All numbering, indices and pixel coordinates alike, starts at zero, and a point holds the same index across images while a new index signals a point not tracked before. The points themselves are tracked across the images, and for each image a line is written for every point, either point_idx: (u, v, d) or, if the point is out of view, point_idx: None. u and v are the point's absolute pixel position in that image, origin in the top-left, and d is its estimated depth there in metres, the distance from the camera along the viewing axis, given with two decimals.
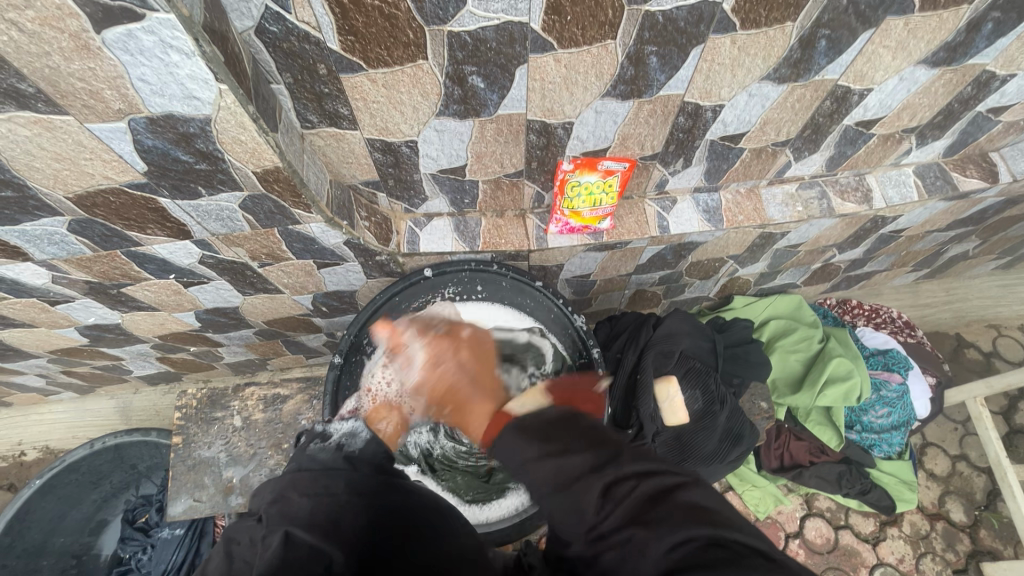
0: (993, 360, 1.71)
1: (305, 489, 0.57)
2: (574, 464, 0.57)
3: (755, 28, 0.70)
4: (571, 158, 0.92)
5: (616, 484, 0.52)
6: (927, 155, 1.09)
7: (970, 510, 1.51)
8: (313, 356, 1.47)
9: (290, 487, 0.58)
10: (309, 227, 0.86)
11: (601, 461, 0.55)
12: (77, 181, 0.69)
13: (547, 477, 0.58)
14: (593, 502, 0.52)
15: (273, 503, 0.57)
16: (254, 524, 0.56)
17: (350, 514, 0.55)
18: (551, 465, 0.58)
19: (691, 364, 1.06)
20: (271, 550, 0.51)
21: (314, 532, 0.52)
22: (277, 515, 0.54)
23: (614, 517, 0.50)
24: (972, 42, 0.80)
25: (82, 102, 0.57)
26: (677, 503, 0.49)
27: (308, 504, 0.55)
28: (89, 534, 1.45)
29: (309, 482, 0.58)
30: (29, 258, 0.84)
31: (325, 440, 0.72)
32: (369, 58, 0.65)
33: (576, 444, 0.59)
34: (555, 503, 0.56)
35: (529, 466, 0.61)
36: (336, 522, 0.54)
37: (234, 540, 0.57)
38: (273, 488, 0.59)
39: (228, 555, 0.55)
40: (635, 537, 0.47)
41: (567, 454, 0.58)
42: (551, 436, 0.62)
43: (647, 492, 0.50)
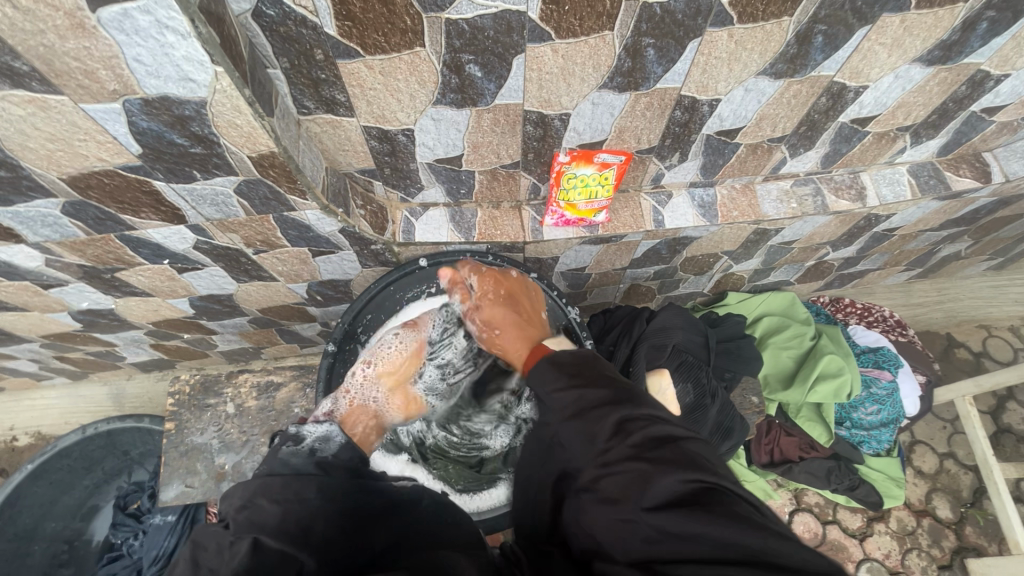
0: (982, 359, 1.72)
1: (275, 495, 0.58)
2: (593, 396, 0.61)
3: (752, 22, 0.71)
4: (568, 150, 0.92)
5: (628, 422, 0.57)
6: (922, 154, 1.10)
7: (956, 507, 1.53)
8: (307, 345, 1.47)
9: (259, 493, 0.58)
10: (304, 214, 0.86)
11: (620, 398, 0.60)
12: (71, 163, 0.69)
13: (565, 404, 0.62)
14: (605, 431, 0.57)
15: (243, 509, 0.57)
16: (222, 532, 0.55)
17: (319, 521, 0.57)
18: (572, 396, 0.62)
19: (683, 358, 1.06)
20: (238, 558, 0.51)
21: (283, 540, 0.54)
22: (245, 523, 0.55)
23: (624, 447, 0.55)
24: (967, 41, 0.80)
25: (76, 82, 0.57)
26: (682, 448, 0.54)
27: (278, 511, 0.56)
28: (82, 519, 1.44)
29: (281, 488, 0.59)
30: (22, 240, 0.84)
31: (298, 442, 0.69)
32: (366, 44, 0.65)
33: (599, 381, 0.63)
34: (570, 431, 0.60)
35: (548, 394, 0.65)
36: (305, 531, 0.56)
37: (201, 545, 0.55)
38: (241, 494, 0.58)
39: (193, 562, 0.53)
40: (643, 466, 0.53)
41: (587, 389, 0.62)
42: (577, 366, 0.66)
43: (656, 433, 0.56)
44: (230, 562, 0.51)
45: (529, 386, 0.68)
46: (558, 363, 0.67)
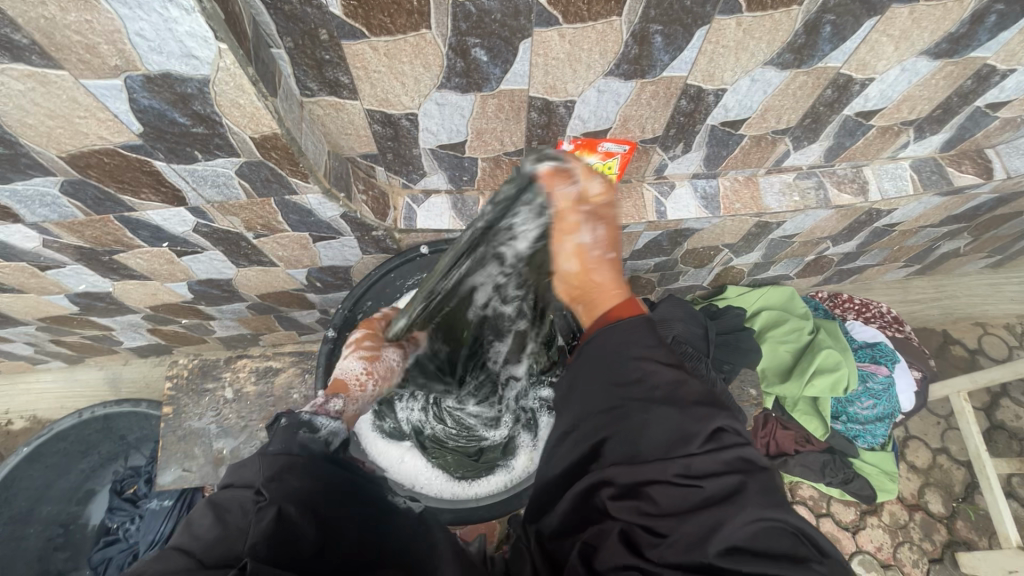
0: (977, 356, 1.73)
1: (301, 471, 0.56)
2: (693, 389, 0.60)
3: (761, 10, 0.70)
4: (571, 139, 0.93)
5: (723, 433, 0.57)
6: (924, 149, 1.10)
7: (948, 502, 1.55)
8: (305, 333, 1.47)
9: (287, 468, 0.55)
10: (305, 198, 0.86)
11: (719, 402, 0.59)
12: (70, 141, 0.68)
13: (661, 383, 0.61)
14: (702, 435, 0.56)
15: (270, 480, 0.53)
16: (248, 496, 0.53)
17: (324, 506, 0.56)
18: (671, 378, 0.61)
19: (683, 349, 1.04)
20: (267, 524, 0.50)
21: (302, 513, 0.52)
22: (278, 493, 0.52)
23: (717, 461, 0.55)
24: (975, 34, 0.80)
25: (77, 57, 0.56)
26: (774, 483, 0.55)
27: (303, 487, 0.55)
28: (77, 504, 1.43)
29: (305, 467, 0.57)
30: (19, 219, 0.83)
31: (314, 431, 0.63)
32: (371, 25, 0.65)
33: (697, 374, 0.63)
34: (660, 416, 0.59)
35: (642, 362, 0.63)
36: (315, 510, 0.55)
37: (223, 506, 0.52)
38: (267, 465, 0.55)
39: (216, 518, 0.51)
40: (738, 487, 0.53)
41: (687, 376, 0.61)
42: (674, 348, 0.65)
43: (750, 457, 0.55)
44: (259, 525, 0.49)
45: (615, 343, 0.66)
46: (657, 334, 0.67)
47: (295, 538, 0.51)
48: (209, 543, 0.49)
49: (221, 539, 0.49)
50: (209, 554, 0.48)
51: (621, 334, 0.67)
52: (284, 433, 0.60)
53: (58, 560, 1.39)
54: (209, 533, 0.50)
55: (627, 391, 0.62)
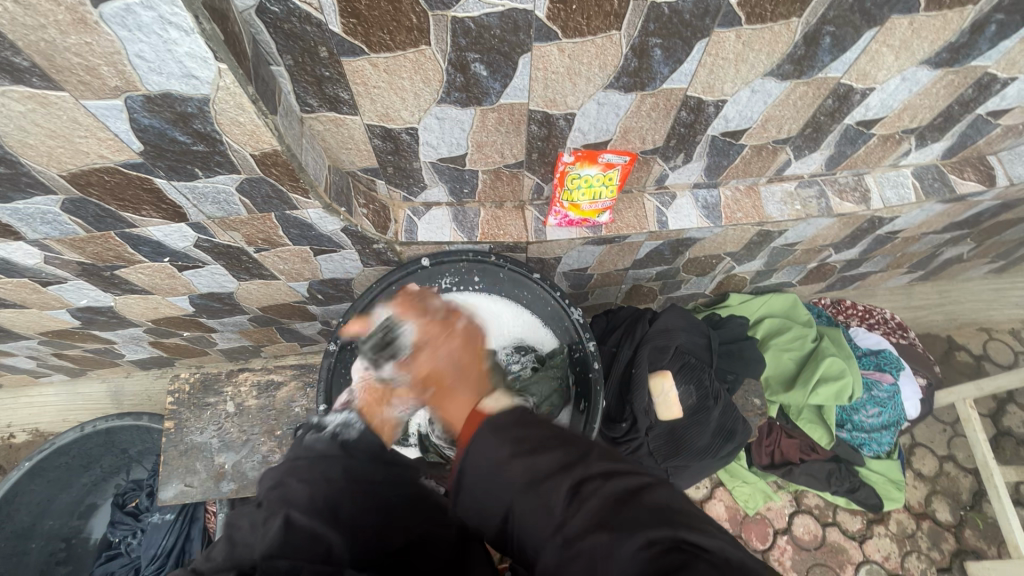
0: (983, 362, 1.72)
1: (304, 476, 0.59)
2: (544, 463, 0.54)
3: (760, 23, 0.70)
4: (572, 150, 0.92)
5: (585, 485, 0.51)
6: (926, 156, 1.10)
7: (955, 510, 1.53)
8: (307, 344, 1.46)
9: (289, 474, 0.59)
10: (306, 213, 0.86)
11: (570, 460, 0.54)
12: (71, 160, 0.68)
13: (512, 472, 0.54)
14: (562, 501, 0.51)
15: (274, 489, 0.58)
16: (255, 511, 0.56)
17: (346, 502, 0.57)
18: (527, 443, 0.56)
19: (686, 360, 1.06)
20: (272, 534, 0.52)
21: (313, 517, 0.54)
22: (278, 500, 0.56)
23: (583, 519, 0.49)
24: (975, 44, 0.80)
25: (78, 78, 0.56)
26: (646, 507, 0.48)
27: (307, 489, 0.57)
28: (79, 517, 1.44)
29: (308, 470, 0.60)
30: (20, 237, 0.83)
31: (320, 430, 0.68)
32: (371, 42, 0.65)
33: (548, 437, 0.57)
34: (522, 506, 0.53)
35: (495, 442, 0.57)
36: (333, 509, 0.56)
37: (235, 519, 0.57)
38: (271, 475, 0.59)
39: (227, 538, 0.54)
40: (608, 536, 0.47)
41: (536, 453, 0.55)
42: (522, 422, 0.59)
43: (616, 492, 0.50)
44: (265, 538, 0.52)
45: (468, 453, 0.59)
46: (501, 425, 0.59)
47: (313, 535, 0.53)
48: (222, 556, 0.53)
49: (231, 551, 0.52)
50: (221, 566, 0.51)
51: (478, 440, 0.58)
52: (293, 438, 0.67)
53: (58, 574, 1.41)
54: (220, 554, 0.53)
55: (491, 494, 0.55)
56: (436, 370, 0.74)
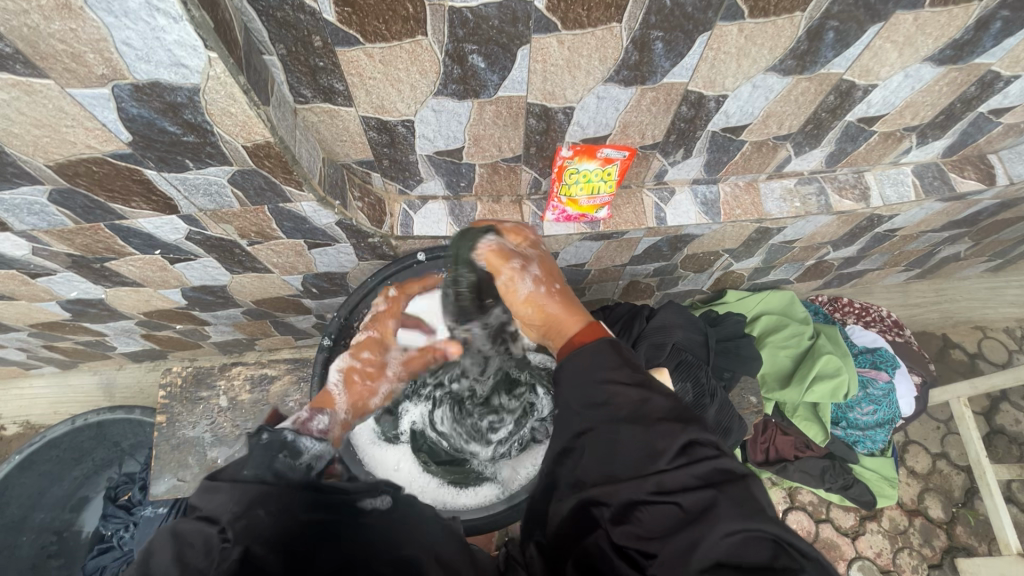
0: (977, 361, 1.73)
1: (274, 507, 0.54)
2: (656, 407, 0.59)
3: (763, 17, 0.69)
4: (570, 145, 0.91)
5: (695, 446, 0.56)
6: (927, 154, 1.09)
7: (947, 507, 1.55)
8: (302, 338, 1.45)
9: (259, 502, 0.53)
10: (300, 206, 0.84)
11: (685, 419, 0.58)
12: (58, 150, 0.66)
13: (625, 404, 0.60)
14: (671, 450, 0.55)
15: (238, 517, 0.52)
16: (211, 531, 0.51)
17: (305, 533, 0.53)
18: (635, 397, 0.60)
19: (681, 357, 1.05)
20: (229, 567, 0.48)
21: (276, 551, 0.50)
22: (243, 531, 0.50)
23: (687, 476, 0.54)
24: (979, 40, 0.79)
25: (63, 65, 0.55)
26: (750, 491, 0.53)
27: (273, 521, 0.52)
28: (71, 510, 1.42)
29: (278, 500, 0.54)
30: (7, 228, 0.82)
31: (295, 456, 0.64)
32: (366, 31, 0.63)
33: (662, 389, 0.62)
34: (628, 436, 0.58)
35: (607, 385, 0.62)
36: (295, 537, 0.52)
37: (188, 541, 0.51)
38: (236, 499, 0.53)
39: (177, 558, 0.50)
40: (712, 500, 0.52)
41: (652, 394, 0.60)
42: (640, 365, 0.64)
43: (723, 467, 0.54)
44: (220, 568, 0.47)
45: (585, 367, 0.64)
46: (623, 355, 0.65)
47: (266, 571, 0.48)
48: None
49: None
50: None
51: (585, 359, 0.65)
52: (262, 456, 0.61)
53: (52, 567, 1.38)
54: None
55: (599, 411, 0.61)
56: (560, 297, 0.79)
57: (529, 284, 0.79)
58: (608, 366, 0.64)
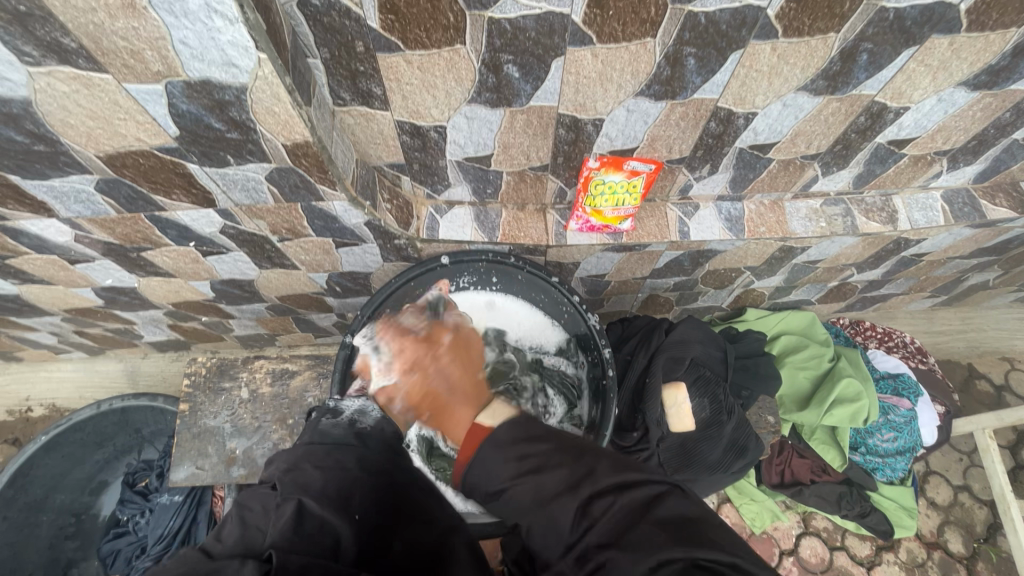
0: (1003, 393, 1.69)
1: (317, 463, 0.64)
2: (550, 482, 0.58)
3: (797, 37, 0.69)
4: (597, 156, 0.92)
5: (594, 502, 0.55)
6: (957, 179, 1.08)
7: (969, 542, 1.50)
8: (322, 335, 1.47)
9: (304, 459, 0.65)
10: (331, 205, 0.87)
11: (577, 479, 0.57)
12: (109, 141, 0.69)
13: (523, 495, 0.58)
14: (571, 521, 0.55)
15: (287, 474, 0.63)
16: (269, 495, 0.61)
17: (358, 492, 0.63)
18: (528, 482, 0.59)
19: (701, 372, 1.05)
20: (285, 519, 0.56)
21: (323, 505, 0.59)
22: (292, 486, 0.60)
23: (592, 538, 0.53)
24: (1015, 67, 0.79)
25: (122, 61, 0.58)
26: (654, 520, 0.52)
27: (320, 477, 0.62)
28: (90, 494, 1.47)
29: (323, 457, 0.66)
30: (54, 214, 0.85)
31: (336, 416, 0.77)
32: (407, 38, 0.65)
33: (552, 463, 0.60)
34: (534, 528, 0.58)
35: (502, 481, 0.61)
36: (342, 496, 0.61)
37: (248, 507, 0.61)
38: (288, 460, 0.65)
39: (240, 521, 0.59)
40: (617, 558, 0.51)
41: (543, 474, 0.59)
42: (527, 436, 0.63)
43: (625, 507, 0.54)
44: (278, 520, 0.56)
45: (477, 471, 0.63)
46: (513, 443, 0.63)
47: (323, 523, 0.57)
48: (233, 543, 0.56)
49: (243, 537, 0.57)
50: (231, 548, 0.55)
51: (480, 465, 0.63)
52: (308, 426, 0.74)
53: (68, 549, 1.42)
54: (233, 535, 0.58)
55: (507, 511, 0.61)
56: (433, 390, 0.79)
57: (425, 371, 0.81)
58: (495, 458, 0.63)
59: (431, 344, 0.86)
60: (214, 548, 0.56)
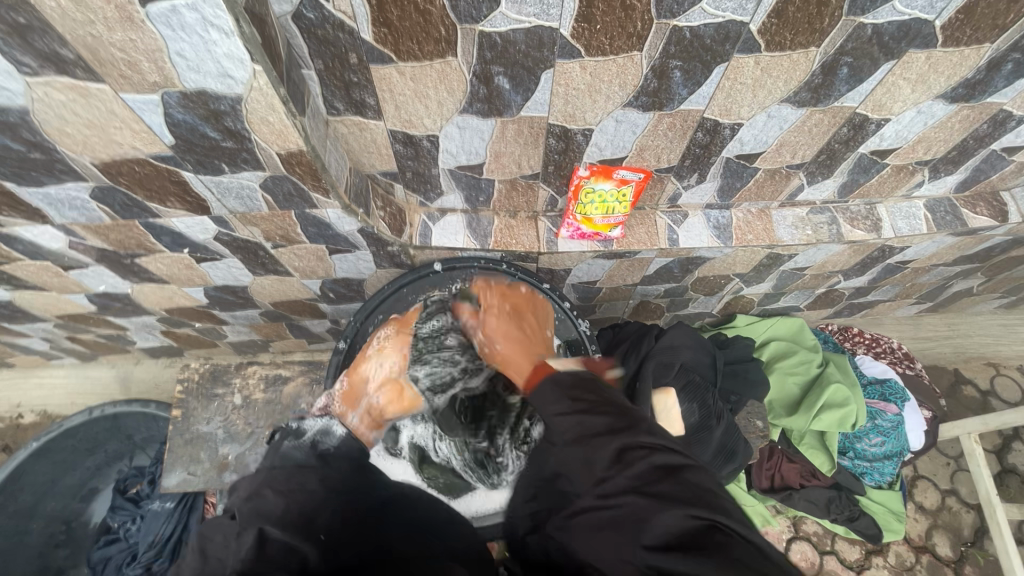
0: (989, 398, 1.71)
1: (279, 487, 0.62)
2: (594, 423, 0.56)
3: (779, 51, 0.72)
4: (587, 165, 0.94)
5: (628, 451, 0.54)
6: (939, 189, 1.10)
7: (956, 545, 1.52)
8: (315, 342, 1.48)
9: (265, 485, 0.62)
10: (325, 212, 0.88)
11: (619, 424, 0.56)
12: (105, 149, 0.70)
13: (567, 428, 0.57)
14: (606, 459, 0.54)
15: (248, 501, 0.60)
16: (229, 524, 0.59)
17: (322, 513, 0.60)
18: (573, 417, 0.58)
19: (689, 378, 1.07)
20: (247, 546, 0.54)
21: (287, 530, 0.56)
22: (251, 513, 0.58)
23: (625, 480, 0.52)
24: (991, 80, 0.81)
25: (119, 72, 0.59)
26: (684, 479, 0.51)
27: (281, 503, 0.60)
28: (80, 501, 1.46)
29: (283, 481, 0.63)
30: (48, 221, 0.86)
31: (298, 437, 0.77)
32: (399, 51, 0.67)
33: (599, 402, 0.59)
34: (570, 455, 0.57)
35: (547, 414, 0.61)
36: (307, 518, 0.59)
37: (208, 539, 0.58)
38: (247, 487, 0.62)
39: (201, 553, 0.57)
40: (642, 503, 0.50)
41: (588, 412, 0.57)
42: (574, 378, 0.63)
43: (658, 463, 0.52)
44: (239, 551, 0.54)
45: (526, 404, 0.64)
46: (561, 383, 0.62)
47: (287, 545, 0.55)
48: (198, 572, 0.55)
49: (205, 570, 0.55)
50: None
51: (531, 396, 0.63)
52: (271, 450, 0.73)
53: (59, 556, 1.41)
54: (194, 569, 0.56)
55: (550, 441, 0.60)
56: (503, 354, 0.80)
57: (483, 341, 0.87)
58: (551, 391, 0.62)
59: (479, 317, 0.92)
60: None
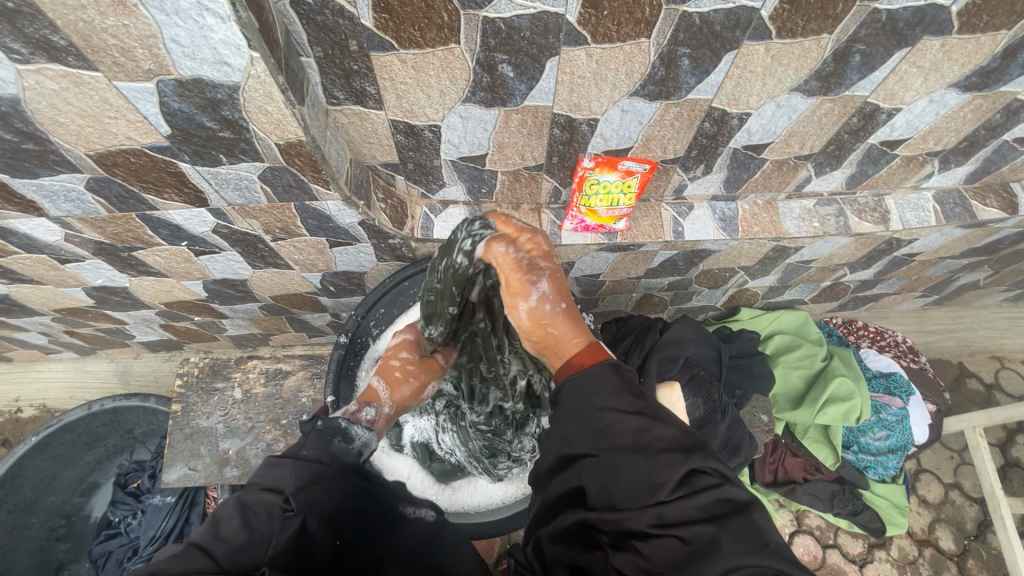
0: (993, 391, 1.70)
1: (331, 487, 0.57)
2: (660, 436, 0.57)
3: (790, 38, 0.70)
4: (592, 156, 0.92)
5: (697, 476, 0.54)
6: (949, 180, 1.09)
7: (959, 539, 1.52)
8: (315, 335, 1.47)
9: (319, 480, 0.56)
10: (325, 205, 0.86)
11: (688, 445, 0.56)
12: (99, 140, 0.69)
13: (625, 433, 0.57)
14: (671, 482, 0.54)
15: (300, 490, 0.54)
16: (277, 504, 0.53)
17: (350, 511, 0.58)
18: (636, 426, 0.58)
19: (695, 371, 1.05)
20: (288, 537, 0.51)
21: (325, 528, 0.54)
22: (304, 506, 0.53)
23: (689, 508, 0.53)
24: (1006, 68, 0.79)
25: (112, 59, 0.57)
26: (752, 522, 0.52)
27: (329, 501, 0.56)
28: (81, 495, 1.46)
29: (334, 480, 0.58)
30: (43, 214, 0.84)
31: (349, 441, 0.66)
32: (401, 37, 0.65)
33: (664, 416, 0.59)
34: (628, 465, 0.56)
35: (605, 413, 0.59)
36: (340, 518, 0.56)
37: (253, 509, 0.52)
38: (301, 473, 0.56)
39: (244, 522, 0.51)
40: (713, 538, 0.51)
41: (654, 424, 0.57)
42: (642, 392, 0.61)
43: (725, 497, 0.53)
44: (280, 536, 0.51)
45: (580, 392, 0.61)
46: (626, 382, 0.61)
47: (315, 545, 0.53)
48: (234, 548, 0.49)
49: (246, 546, 0.49)
50: (232, 559, 0.48)
51: (585, 386, 0.61)
52: (318, 441, 0.62)
53: (59, 550, 1.41)
54: (234, 540, 0.50)
55: (598, 441, 0.59)
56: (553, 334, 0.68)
57: (532, 301, 0.67)
58: (612, 387, 0.60)
59: (533, 267, 0.67)
60: (216, 549, 0.49)
